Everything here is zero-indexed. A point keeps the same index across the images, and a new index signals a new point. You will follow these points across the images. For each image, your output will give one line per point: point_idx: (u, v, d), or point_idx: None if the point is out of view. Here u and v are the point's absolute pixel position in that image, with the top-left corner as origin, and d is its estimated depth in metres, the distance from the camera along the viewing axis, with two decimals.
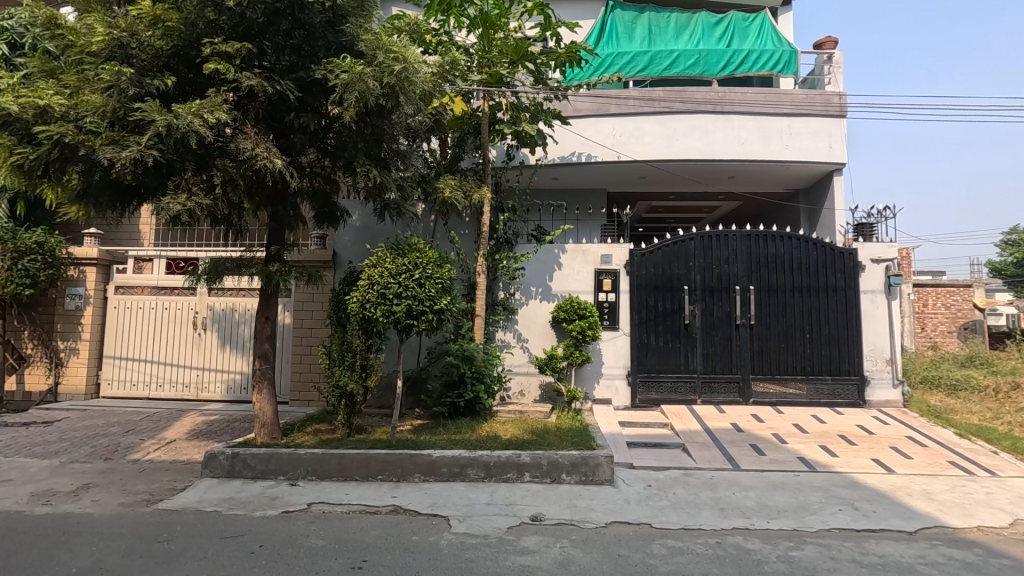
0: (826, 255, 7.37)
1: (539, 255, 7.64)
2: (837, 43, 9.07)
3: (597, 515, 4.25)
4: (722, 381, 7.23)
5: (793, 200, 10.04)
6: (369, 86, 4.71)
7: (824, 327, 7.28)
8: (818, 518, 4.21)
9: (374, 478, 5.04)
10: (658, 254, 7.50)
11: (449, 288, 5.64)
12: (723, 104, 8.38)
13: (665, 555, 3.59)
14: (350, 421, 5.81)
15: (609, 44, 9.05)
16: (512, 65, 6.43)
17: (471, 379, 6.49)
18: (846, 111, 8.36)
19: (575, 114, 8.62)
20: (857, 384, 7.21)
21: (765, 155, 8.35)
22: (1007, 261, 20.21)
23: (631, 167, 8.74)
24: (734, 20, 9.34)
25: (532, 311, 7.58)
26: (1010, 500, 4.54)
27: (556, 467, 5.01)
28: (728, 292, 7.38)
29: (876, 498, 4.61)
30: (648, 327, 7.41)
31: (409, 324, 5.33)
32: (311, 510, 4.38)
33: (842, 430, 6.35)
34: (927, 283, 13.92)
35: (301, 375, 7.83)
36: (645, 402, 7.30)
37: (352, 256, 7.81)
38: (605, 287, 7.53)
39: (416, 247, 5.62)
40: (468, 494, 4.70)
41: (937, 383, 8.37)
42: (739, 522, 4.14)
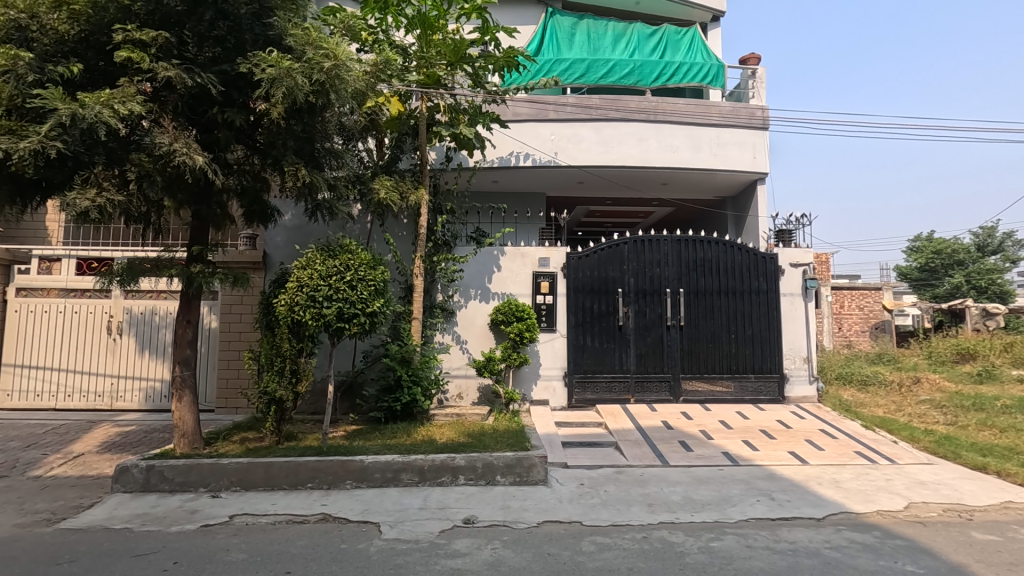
0: (750, 259, 7.79)
1: (477, 257, 7.65)
2: (760, 60, 9.60)
3: (530, 515, 4.30)
4: (654, 380, 7.48)
5: (721, 207, 10.57)
6: (298, 82, 4.56)
7: (748, 327, 7.69)
8: (738, 509, 4.44)
9: (303, 486, 4.88)
10: (593, 257, 7.67)
11: (383, 291, 5.54)
12: (656, 114, 8.70)
13: (593, 551, 3.67)
14: (279, 429, 5.60)
15: (547, 50, 9.18)
16: (449, 67, 6.40)
17: (408, 383, 6.41)
18: (768, 124, 8.89)
19: (514, 119, 8.68)
20: (777, 381, 7.64)
21: (695, 163, 8.73)
22: (912, 266, 22.07)
23: (568, 172, 8.91)
24: (667, 32, 9.68)
25: (471, 312, 7.58)
26: (907, 485, 4.96)
27: (491, 468, 5.03)
28: (659, 294, 7.65)
29: (790, 488, 4.92)
30: (584, 328, 7.56)
31: (340, 327, 5.21)
32: (233, 522, 4.18)
33: (764, 425, 6.71)
34: (843, 286, 14.93)
35: (227, 382, 7.47)
36: (581, 402, 7.46)
37: (284, 258, 7.54)
38: (543, 289, 7.65)
39: (348, 248, 5.49)
40: (402, 500, 4.63)
41: (850, 379, 9.02)
42: (666, 517, 4.31)
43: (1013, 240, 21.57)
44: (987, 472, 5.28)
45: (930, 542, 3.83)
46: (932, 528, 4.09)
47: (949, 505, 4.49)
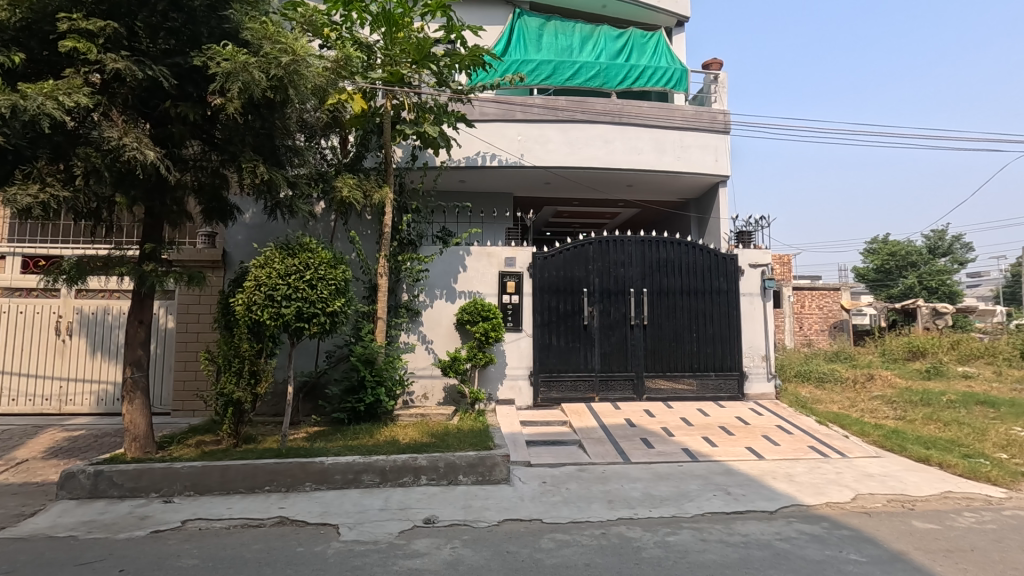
0: (711, 259, 7.98)
1: (443, 257, 7.62)
2: (723, 65, 9.82)
3: (491, 514, 4.31)
4: (618, 379, 7.58)
5: (685, 209, 10.78)
6: (254, 77, 4.48)
7: (709, 326, 7.87)
8: (695, 504, 4.54)
9: (261, 489, 4.78)
10: (559, 256, 7.73)
11: (344, 290, 5.47)
12: (622, 116, 8.82)
13: (552, 548, 3.71)
14: (237, 431, 5.48)
15: (515, 51, 9.18)
16: (414, 65, 6.34)
17: (372, 383, 6.35)
18: (729, 128, 9.11)
19: (480, 118, 8.68)
20: (737, 378, 7.84)
21: (659, 165, 8.89)
22: (869, 268, 22.91)
23: (535, 172, 8.95)
24: (633, 35, 9.75)
25: (436, 312, 7.54)
26: (855, 478, 5.15)
27: (453, 468, 5.02)
28: (623, 294, 7.76)
29: (746, 482, 5.06)
30: (550, 328, 7.61)
31: (299, 327, 5.13)
32: (185, 528, 4.08)
33: (723, 421, 6.88)
34: (804, 286, 15.39)
35: (184, 384, 7.26)
36: (546, 401, 7.50)
37: (244, 257, 7.38)
38: (509, 289, 7.66)
39: (307, 246, 5.39)
40: (362, 501, 4.58)
41: (807, 376, 9.32)
42: (624, 513, 4.38)
43: (962, 242, 22.62)
44: (930, 464, 5.53)
45: (874, 531, 3.99)
46: (876, 518, 4.26)
47: (894, 495, 4.69)
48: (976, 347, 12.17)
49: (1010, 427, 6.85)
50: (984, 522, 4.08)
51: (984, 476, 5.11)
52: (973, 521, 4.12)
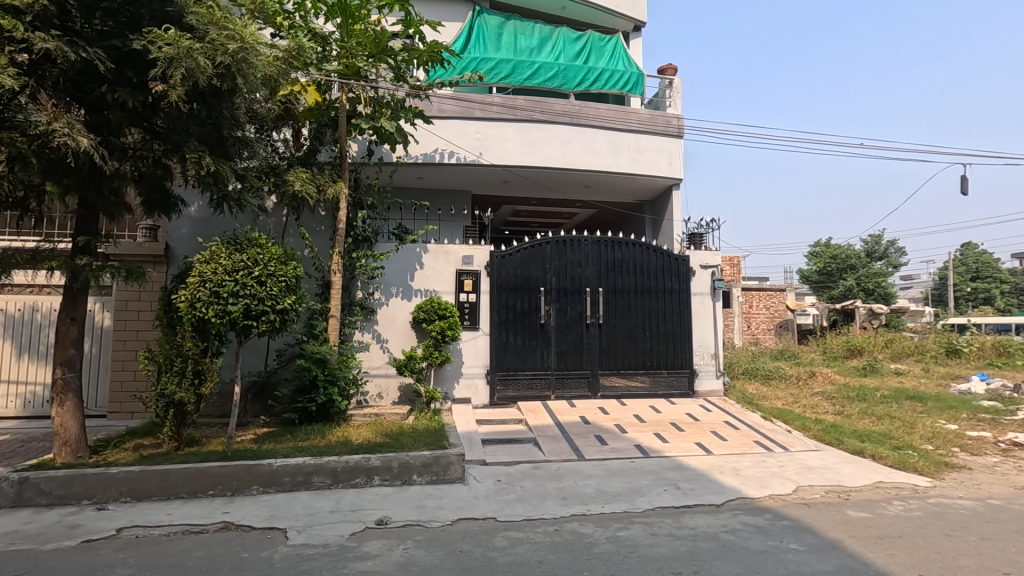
0: (664, 260, 8.18)
1: (400, 254, 7.51)
2: (677, 70, 10.06)
3: (445, 514, 4.29)
4: (574, 377, 7.68)
5: (640, 210, 11.01)
6: (199, 64, 4.30)
7: (661, 325, 8.06)
8: (646, 499, 4.64)
9: (204, 494, 4.59)
10: (516, 255, 7.75)
11: (295, 287, 5.31)
12: (580, 117, 8.92)
13: (505, 547, 3.72)
14: (179, 434, 5.24)
15: (474, 48, 9.14)
16: (371, 59, 6.20)
17: (324, 383, 6.19)
18: (682, 132, 9.35)
19: (438, 115, 8.59)
20: (688, 376, 8.06)
21: (616, 167, 9.04)
22: (812, 270, 23.99)
23: (493, 170, 8.94)
24: (591, 38, 9.87)
25: (392, 310, 7.43)
26: (796, 470, 5.39)
27: (407, 468, 4.97)
28: (580, 293, 7.85)
29: (695, 477, 5.21)
30: (507, 327, 7.62)
31: (246, 325, 4.96)
32: (120, 536, 3.87)
33: (674, 418, 7.07)
34: (752, 287, 15.98)
35: (121, 385, 6.89)
36: (503, 399, 7.52)
37: (188, 252, 7.07)
38: (466, 287, 7.63)
39: (256, 242, 5.20)
40: (312, 503, 4.47)
41: (754, 374, 9.69)
42: (578, 509, 4.43)
43: (896, 247, 24.00)
44: (864, 456, 5.84)
45: (812, 521, 4.18)
46: (815, 508, 4.47)
47: (831, 487, 4.93)
48: (908, 345, 12.94)
49: (935, 420, 7.32)
50: (911, 510, 4.34)
51: (911, 466, 5.44)
52: (901, 509, 4.38)
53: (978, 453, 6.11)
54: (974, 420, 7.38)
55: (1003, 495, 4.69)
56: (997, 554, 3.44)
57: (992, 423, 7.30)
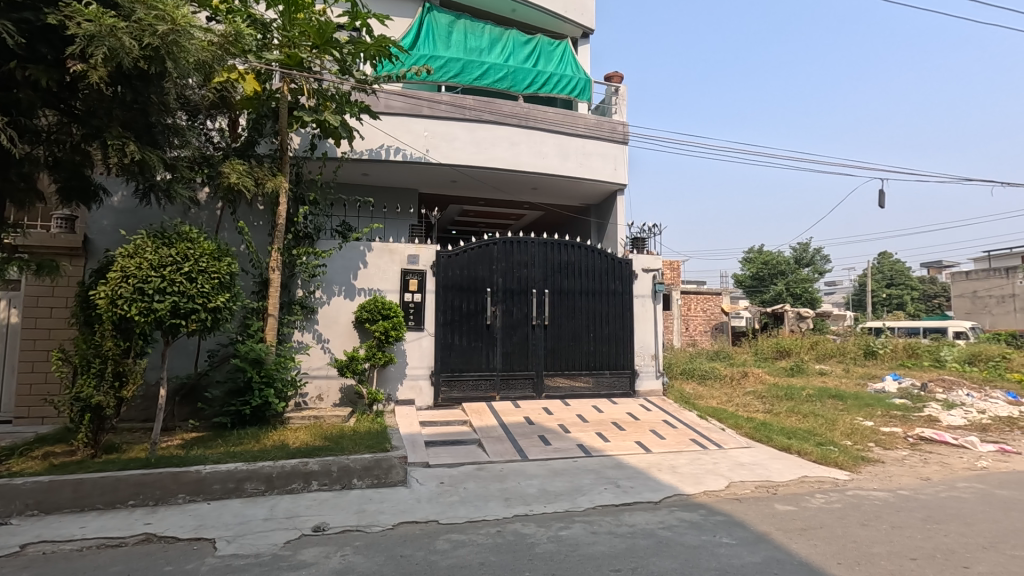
0: (608, 263, 8.36)
1: (342, 252, 7.30)
2: (623, 78, 10.32)
3: (385, 518, 4.20)
4: (518, 378, 7.71)
5: (586, 214, 11.22)
6: (124, 44, 4.02)
7: (605, 327, 8.24)
8: (587, 498, 4.72)
9: (123, 504, 4.29)
10: (463, 255, 7.70)
11: (228, 284, 5.05)
12: (528, 120, 8.98)
13: (447, 550, 3.67)
14: (96, 441, 4.88)
15: (423, 45, 9.01)
16: (315, 50, 5.99)
17: (260, 385, 5.92)
18: (627, 139, 9.59)
19: (385, 111, 8.42)
20: (629, 376, 8.27)
21: (562, 170, 9.16)
22: (746, 275, 25.20)
23: (441, 169, 8.85)
24: (541, 42, 9.95)
25: (334, 310, 7.21)
26: (729, 467, 5.64)
27: (347, 472, 4.83)
28: (526, 294, 7.89)
29: (634, 475, 5.35)
30: (452, 327, 7.56)
31: (174, 324, 4.68)
32: (25, 553, 3.56)
33: (615, 417, 7.24)
34: (691, 291, 16.61)
35: (30, 388, 6.34)
36: (447, 400, 7.45)
37: (110, 245, 6.60)
38: (411, 287, 7.51)
39: (186, 236, 4.92)
40: (244, 511, 4.26)
41: (691, 374, 10.07)
42: (520, 509, 4.45)
43: (821, 254, 25.59)
44: (790, 452, 6.18)
45: (743, 515, 4.38)
46: (745, 503, 4.68)
47: (760, 482, 5.19)
48: (830, 347, 13.83)
49: (853, 417, 7.85)
50: (831, 502, 4.63)
51: (832, 461, 5.81)
52: (822, 501, 4.66)
53: (890, 447, 6.59)
54: (887, 417, 7.96)
55: (911, 486, 5.08)
56: (905, 541, 3.72)
57: (902, 419, 7.90)
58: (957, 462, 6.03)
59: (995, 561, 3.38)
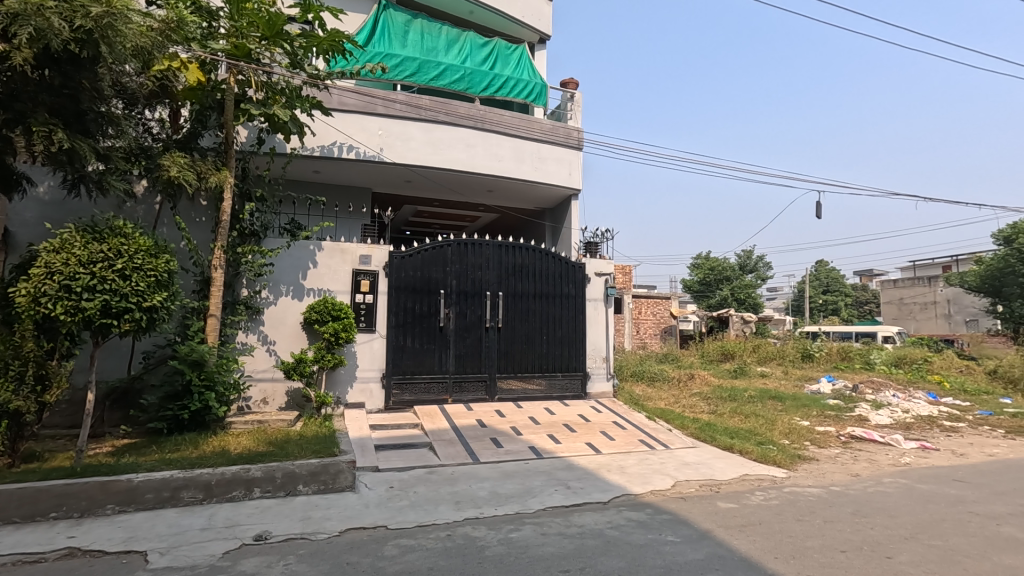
0: (562, 266, 8.45)
1: (291, 251, 7.08)
2: (578, 85, 10.47)
3: (332, 524, 4.09)
4: (471, 380, 7.67)
5: (541, 217, 11.32)
6: (53, 25, 3.78)
7: (558, 330, 8.32)
8: (538, 499, 4.75)
9: (44, 517, 4.00)
10: (417, 257, 7.62)
11: (166, 283, 4.80)
12: (484, 122, 8.99)
13: (395, 555, 3.61)
14: (14, 449, 4.53)
15: (378, 42, 8.86)
16: (265, 41, 5.77)
17: (200, 388, 5.65)
18: (582, 145, 9.74)
19: (338, 108, 8.23)
20: (581, 378, 8.39)
21: (518, 173, 9.21)
22: (694, 280, 26.02)
23: (395, 169, 8.73)
24: (498, 45, 9.97)
25: (281, 310, 6.98)
26: (675, 466, 5.80)
27: (292, 478, 4.68)
28: (480, 296, 7.87)
29: (584, 476, 5.42)
30: (405, 329, 7.45)
31: (105, 324, 4.40)
32: None
33: (567, 419, 7.32)
34: (641, 295, 17.00)
35: None
36: (399, 403, 7.34)
37: (33, 239, 6.16)
38: (362, 288, 7.36)
39: (120, 231, 4.65)
40: (179, 521, 4.05)
41: (641, 376, 10.31)
42: (471, 513, 4.43)
43: (764, 262, 26.73)
44: (733, 451, 6.42)
45: (688, 513, 4.51)
46: (690, 502, 4.82)
47: (704, 481, 5.36)
48: (771, 350, 14.46)
49: (791, 417, 8.23)
50: (769, 499, 4.84)
51: (771, 459, 6.07)
52: (761, 498, 4.86)
53: (824, 446, 6.95)
54: (822, 417, 8.40)
55: (842, 482, 5.37)
56: (837, 535, 3.93)
57: (835, 418, 8.34)
58: (884, 458, 6.42)
59: (916, 550, 3.61)
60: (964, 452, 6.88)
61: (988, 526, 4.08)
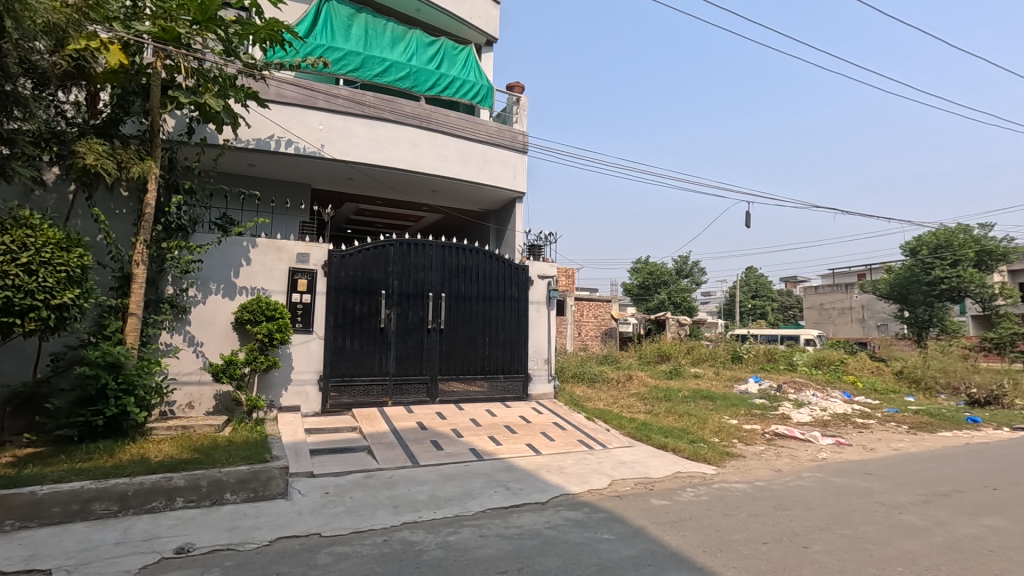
0: (506, 268, 8.49)
1: (222, 247, 6.74)
2: (524, 89, 10.56)
3: (261, 534, 3.92)
4: (412, 382, 7.57)
5: (485, 219, 11.34)
6: None
7: (500, 331, 8.35)
8: (477, 501, 4.74)
9: None
10: (357, 256, 7.43)
11: (79, 279, 4.46)
12: (430, 122, 8.90)
13: (329, 563, 3.51)
14: None
15: (320, 34, 8.61)
16: (196, 26, 5.47)
17: (116, 392, 5.25)
18: (527, 149, 9.83)
19: (276, 100, 7.92)
20: (522, 380, 8.45)
21: (463, 174, 9.18)
22: (634, 283, 26.84)
23: (336, 165, 8.49)
24: (444, 44, 9.90)
25: (210, 310, 6.62)
26: (612, 465, 5.95)
27: (219, 486, 4.45)
28: (422, 298, 7.78)
29: (524, 477, 5.46)
30: (344, 330, 7.25)
31: (6, 323, 4.05)
32: None
33: (508, 421, 7.36)
34: (583, 297, 17.34)
35: None
36: (336, 406, 7.13)
37: None
38: (299, 288, 7.11)
39: (26, 220, 4.27)
40: (90, 536, 3.77)
41: (582, 377, 10.50)
42: (409, 517, 4.36)
43: (699, 267, 27.89)
44: (667, 450, 6.66)
45: (623, 511, 4.64)
46: (625, 499, 4.96)
47: (639, 479, 5.53)
48: (704, 351, 15.10)
49: (722, 416, 8.63)
50: (699, 495, 5.05)
51: (702, 457, 6.34)
52: (692, 495, 5.07)
53: (750, 443, 7.33)
54: (749, 415, 8.85)
55: (765, 477, 5.68)
56: (760, 527, 4.15)
57: (761, 417, 8.82)
58: (803, 454, 6.84)
59: (830, 540, 3.87)
60: (873, 447, 7.44)
61: (891, 514, 4.43)
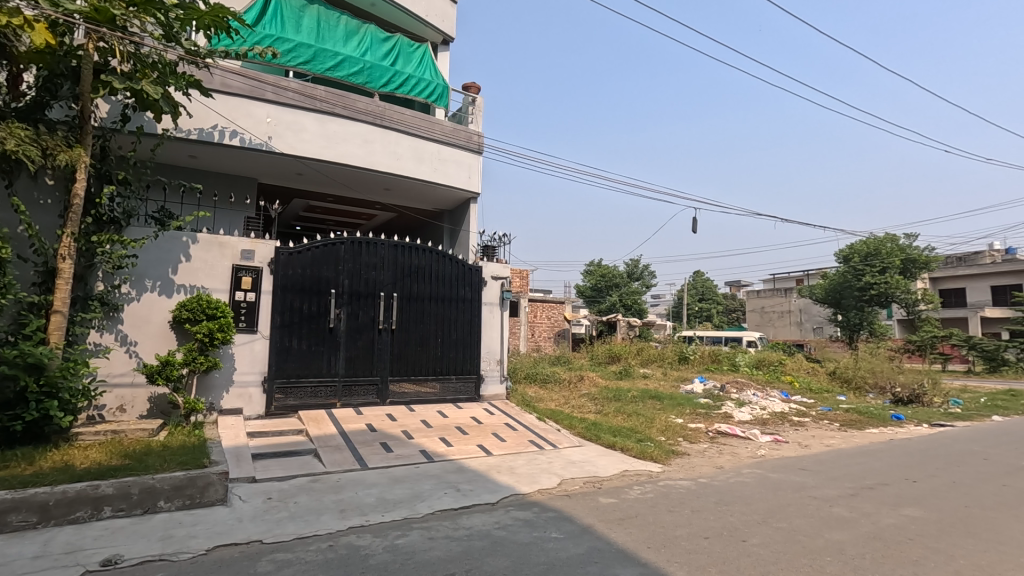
0: (459, 269, 8.45)
1: (160, 242, 6.41)
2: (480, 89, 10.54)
3: (197, 543, 3.74)
4: (361, 383, 7.42)
5: (439, 219, 11.25)
6: None
7: (453, 332, 8.30)
8: (426, 504, 4.69)
9: None
10: (306, 254, 7.22)
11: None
12: (383, 119, 8.75)
13: (270, 571, 3.38)
14: None
15: (269, 23, 8.32)
16: (133, 8, 5.16)
17: (37, 396, 4.89)
18: (482, 150, 9.83)
19: (220, 89, 7.59)
20: (475, 380, 8.43)
21: (417, 173, 9.08)
22: (586, 285, 27.32)
23: (285, 159, 8.22)
24: (400, 41, 9.77)
25: (145, 308, 6.28)
26: (562, 465, 6.02)
27: (152, 494, 4.22)
28: (373, 297, 7.64)
29: (474, 478, 5.45)
30: (290, 330, 7.03)
31: None
32: None
33: (459, 422, 7.32)
34: (537, 298, 17.47)
35: None
36: (281, 409, 6.90)
37: None
38: (243, 286, 6.84)
39: None
40: (5, 550, 3.49)
41: (534, 378, 10.57)
42: (355, 521, 4.27)
43: (649, 270, 28.65)
44: (616, 449, 6.79)
45: (571, 510, 4.70)
46: (574, 498, 5.03)
47: (588, 478, 5.61)
48: (653, 352, 15.50)
49: (668, 415, 8.88)
50: (645, 493, 5.18)
51: (648, 455, 6.51)
52: (638, 492, 5.19)
53: (694, 441, 7.57)
54: (694, 414, 9.15)
55: (708, 474, 5.88)
56: (701, 523, 4.29)
57: (705, 416, 9.13)
58: (743, 451, 7.12)
59: (766, 533, 4.05)
60: (808, 443, 7.83)
61: (822, 507, 4.68)
